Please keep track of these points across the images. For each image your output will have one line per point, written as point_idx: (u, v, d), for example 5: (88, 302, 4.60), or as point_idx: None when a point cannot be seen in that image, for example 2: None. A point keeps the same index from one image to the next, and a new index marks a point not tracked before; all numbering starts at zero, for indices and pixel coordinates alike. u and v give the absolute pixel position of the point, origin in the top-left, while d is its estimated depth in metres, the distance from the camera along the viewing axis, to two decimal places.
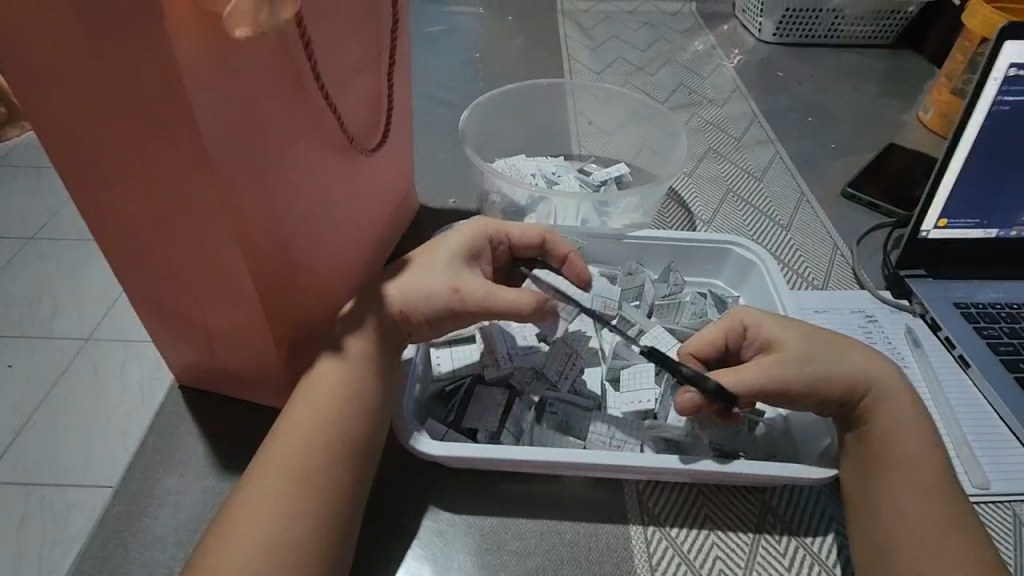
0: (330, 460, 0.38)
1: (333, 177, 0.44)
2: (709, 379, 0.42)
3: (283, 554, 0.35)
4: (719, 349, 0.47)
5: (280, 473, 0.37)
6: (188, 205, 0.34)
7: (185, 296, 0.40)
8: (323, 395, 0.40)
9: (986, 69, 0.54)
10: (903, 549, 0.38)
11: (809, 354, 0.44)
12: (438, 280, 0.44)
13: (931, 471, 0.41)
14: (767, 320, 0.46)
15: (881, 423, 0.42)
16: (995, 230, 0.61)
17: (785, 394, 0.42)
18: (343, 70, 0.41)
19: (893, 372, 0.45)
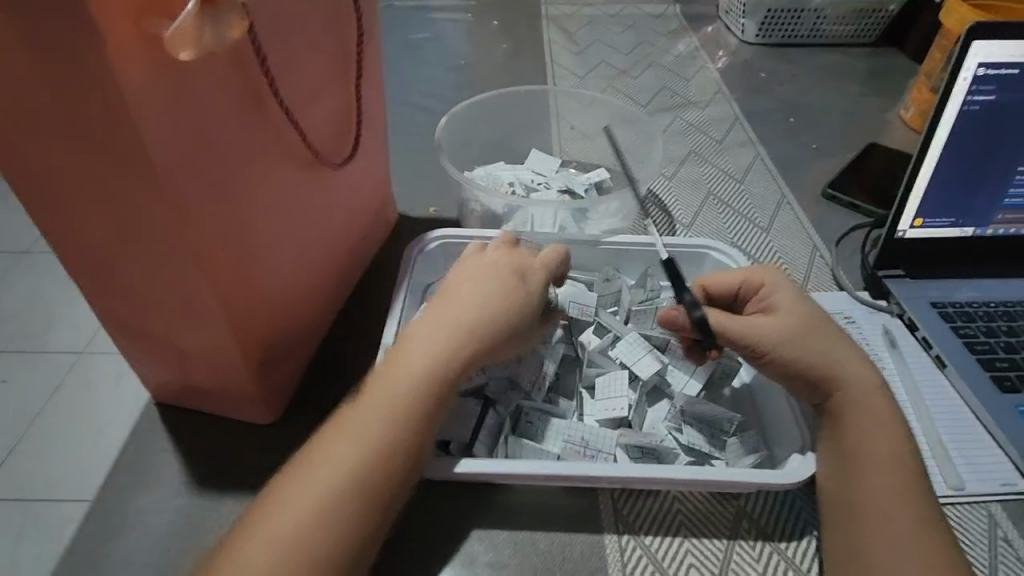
0: (358, 480, 0.36)
1: (300, 192, 0.44)
2: (698, 310, 0.46)
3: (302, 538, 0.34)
4: (730, 294, 0.49)
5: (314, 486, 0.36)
6: (149, 228, 0.34)
7: (154, 316, 0.40)
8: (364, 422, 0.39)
9: (956, 70, 0.54)
10: (872, 549, 0.38)
11: (799, 330, 0.45)
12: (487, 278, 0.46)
13: (907, 474, 0.40)
14: (780, 286, 0.48)
15: (853, 424, 0.42)
16: (971, 229, 0.61)
17: (756, 348, 0.45)
18: (305, 88, 0.41)
19: (871, 377, 0.44)
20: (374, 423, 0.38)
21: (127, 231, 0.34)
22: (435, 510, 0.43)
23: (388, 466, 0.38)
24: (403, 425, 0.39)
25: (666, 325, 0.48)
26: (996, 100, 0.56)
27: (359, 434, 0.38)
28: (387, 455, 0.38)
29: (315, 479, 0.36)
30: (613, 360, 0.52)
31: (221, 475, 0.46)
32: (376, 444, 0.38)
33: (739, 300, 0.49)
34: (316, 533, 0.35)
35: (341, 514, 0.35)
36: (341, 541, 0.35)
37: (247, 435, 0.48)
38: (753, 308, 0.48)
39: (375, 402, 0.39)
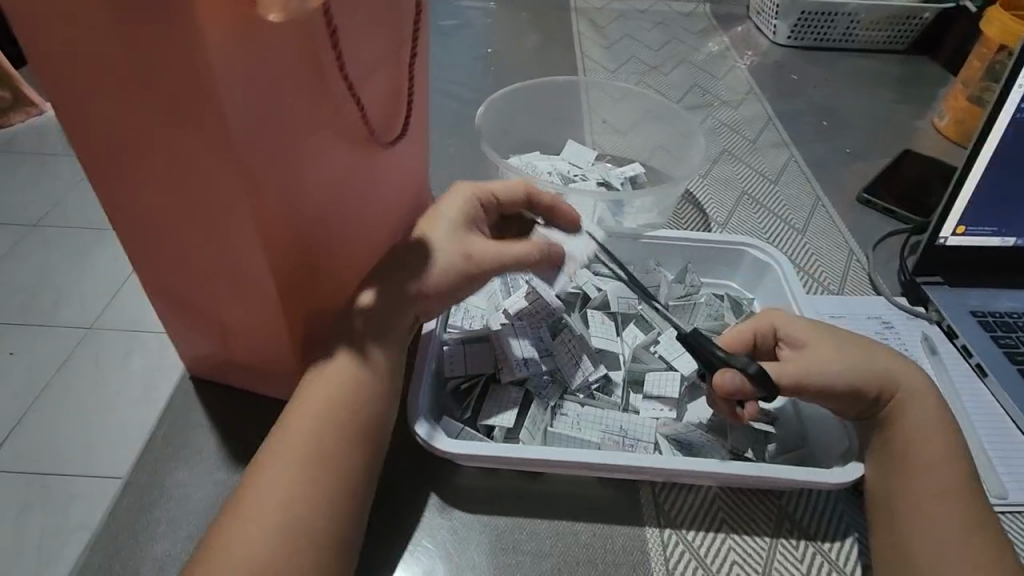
0: (324, 453, 0.38)
1: (353, 171, 0.44)
2: (751, 363, 0.42)
3: (289, 516, 0.36)
4: (749, 347, 0.46)
5: (293, 462, 0.37)
6: (211, 197, 0.33)
7: (203, 287, 0.40)
8: (323, 392, 0.40)
9: (1013, 75, 0.53)
10: (921, 557, 0.37)
11: (839, 352, 0.44)
12: (444, 239, 0.44)
13: (954, 481, 0.40)
14: (798, 323, 0.46)
15: (901, 432, 0.42)
16: (1012, 239, 0.60)
17: (810, 389, 0.43)
18: (365, 64, 0.41)
19: (921, 378, 0.44)
20: (332, 393, 0.40)
21: (189, 198, 0.34)
22: (477, 498, 0.43)
23: (348, 448, 0.39)
24: (348, 422, 0.40)
25: (727, 394, 0.41)
26: None
27: (311, 431, 0.38)
28: (351, 425, 0.40)
29: (279, 476, 0.37)
30: (654, 355, 0.51)
31: (258, 451, 0.46)
32: (335, 441, 0.39)
33: (761, 351, 0.47)
34: (292, 530, 0.35)
35: (317, 512, 0.36)
36: (318, 541, 0.36)
37: (284, 413, 0.48)
38: (779, 355, 0.46)
39: (328, 379, 0.41)
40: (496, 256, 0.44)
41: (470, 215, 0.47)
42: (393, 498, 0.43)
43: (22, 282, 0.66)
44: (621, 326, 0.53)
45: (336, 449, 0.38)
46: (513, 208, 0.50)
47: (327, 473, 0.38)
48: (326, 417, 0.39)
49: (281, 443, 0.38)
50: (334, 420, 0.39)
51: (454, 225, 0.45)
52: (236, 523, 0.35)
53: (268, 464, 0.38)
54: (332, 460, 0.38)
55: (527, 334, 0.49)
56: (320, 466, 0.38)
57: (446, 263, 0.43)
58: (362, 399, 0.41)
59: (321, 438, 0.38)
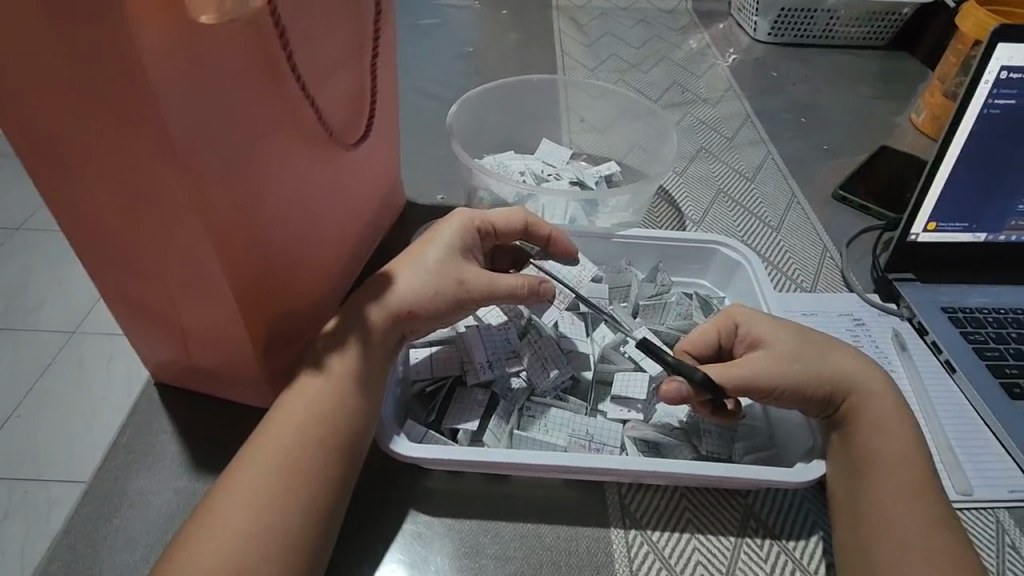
0: (299, 464, 0.38)
1: (314, 174, 0.43)
2: (697, 369, 0.41)
3: (257, 526, 0.35)
4: (713, 347, 0.46)
5: (266, 471, 0.37)
6: (160, 201, 0.33)
7: (160, 293, 0.39)
8: (303, 404, 0.40)
9: (979, 71, 0.53)
10: (883, 556, 0.37)
11: (798, 352, 0.44)
12: (440, 269, 0.45)
13: (914, 475, 0.40)
14: (759, 319, 0.46)
15: (862, 426, 0.42)
16: (984, 235, 0.60)
17: (763, 388, 0.42)
18: (322, 64, 0.40)
19: (879, 377, 0.45)
20: (314, 404, 0.40)
21: (139, 204, 0.33)
22: (442, 504, 0.43)
23: (326, 459, 0.39)
24: (328, 433, 0.39)
25: (671, 401, 0.42)
26: (1016, 104, 0.55)
27: (288, 441, 0.38)
28: (328, 435, 0.39)
29: (250, 484, 0.37)
30: (623, 356, 0.50)
31: (222, 456, 0.46)
32: (313, 452, 0.38)
33: (723, 350, 0.47)
34: (260, 536, 0.35)
35: (287, 521, 0.36)
36: (288, 547, 0.35)
37: (247, 417, 0.47)
38: (738, 353, 0.46)
39: (311, 389, 0.40)
40: (488, 287, 0.45)
41: (467, 244, 0.47)
42: (359, 503, 0.42)
43: (8, 285, 0.72)
44: (591, 327, 0.53)
45: (311, 461, 0.38)
46: (511, 239, 0.50)
47: (301, 482, 0.37)
48: (304, 429, 0.39)
49: (256, 453, 0.38)
50: (314, 432, 0.39)
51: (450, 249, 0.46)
52: (202, 531, 0.35)
53: (241, 473, 0.37)
54: (306, 470, 0.38)
55: (493, 335, 0.49)
56: (294, 474, 0.37)
57: (438, 288, 0.44)
58: (343, 412, 0.40)
59: (298, 448, 0.38)
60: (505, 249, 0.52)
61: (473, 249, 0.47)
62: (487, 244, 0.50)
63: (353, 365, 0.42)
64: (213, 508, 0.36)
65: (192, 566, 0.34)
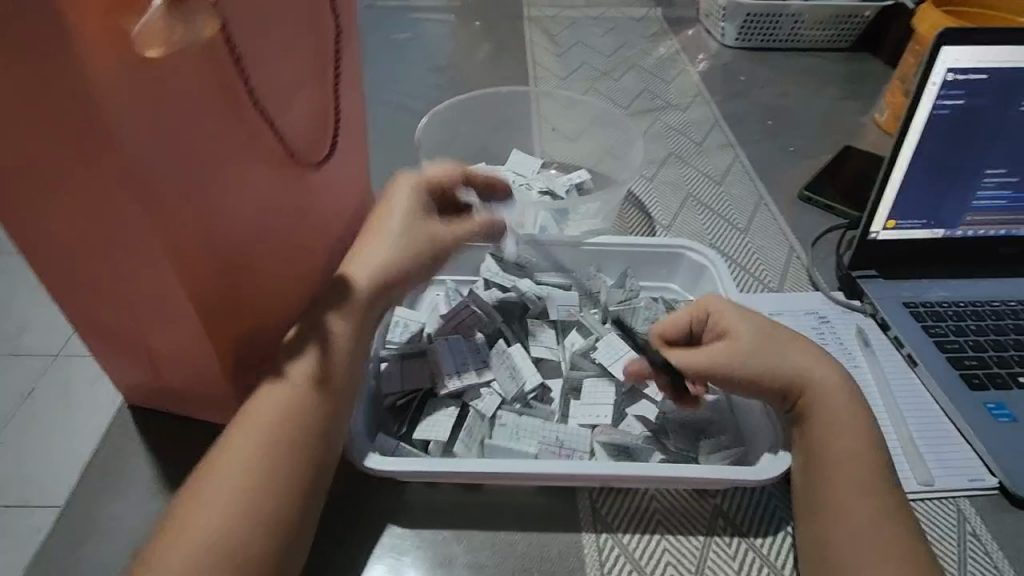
0: (266, 471, 0.38)
1: (277, 194, 0.44)
2: (658, 351, 0.45)
3: (221, 536, 0.35)
4: (685, 332, 0.48)
5: (231, 478, 0.37)
6: (119, 226, 0.33)
7: (126, 316, 0.39)
8: (270, 409, 0.40)
9: (926, 72, 0.55)
10: (840, 553, 0.38)
11: (758, 347, 0.45)
12: (413, 230, 0.48)
13: (870, 472, 0.41)
14: (729, 309, 0.47)
15: (819, 423, 0.43)
16: (941, 231, 0.62)
17: (719, 374, 0.44)
18: (280, 86, 0.41)
19: (836, 374, 0.45)
20: (279, 408, 0.40)
21: (98, 230, 0.34)
22: (417, 516, 0.43)
23: (293, 465, 0.38)
24: (292, 433, 0.39)
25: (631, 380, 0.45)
26: (964, 103, 0.57)
27: (253, 447, 0.38)
28: (295, 440, 0.39)
29: (219, 487, 0.37)
30: (592, 362, 0.51)
31: None
32: (280, 457, 0.38)
33: (695, 335, 0.48)
34: (225, 544, 0.35)
35: (252, 526, 0.36)
36: (256, 552, 0.36)
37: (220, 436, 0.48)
38: (707, 340, 0.47)
39: (278, 393, 0.40)
40: (459, 234, 0.49)
41: (426, 203, 0.50)
42: (333, 519, 0.43)
43: None
44: (562, 334, 0.54)
45: (278, 465, 0.38)
46: (455, 188, 0.52)
47: (266, 488, 0.37)
48: (271, 433, 0.39)
49: (223, 455, 0.38)
50: (280, 436, 0.39)
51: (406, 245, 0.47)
52: (171, 538, 0.35)
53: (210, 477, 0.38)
54: (274, 475, 0.38)
55: (462, 345, 0.50)
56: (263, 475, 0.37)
57: (414, 249, 0.47)
58: (308, 416, 0.40)
59: (264, 454, 0.38)
60: (445, 199, 0.52)
61: (433, 207, 0.50)
62: (438, 201, 0.51)
63: (317, 366, 0.42)
64: (179, 517, 0.36)
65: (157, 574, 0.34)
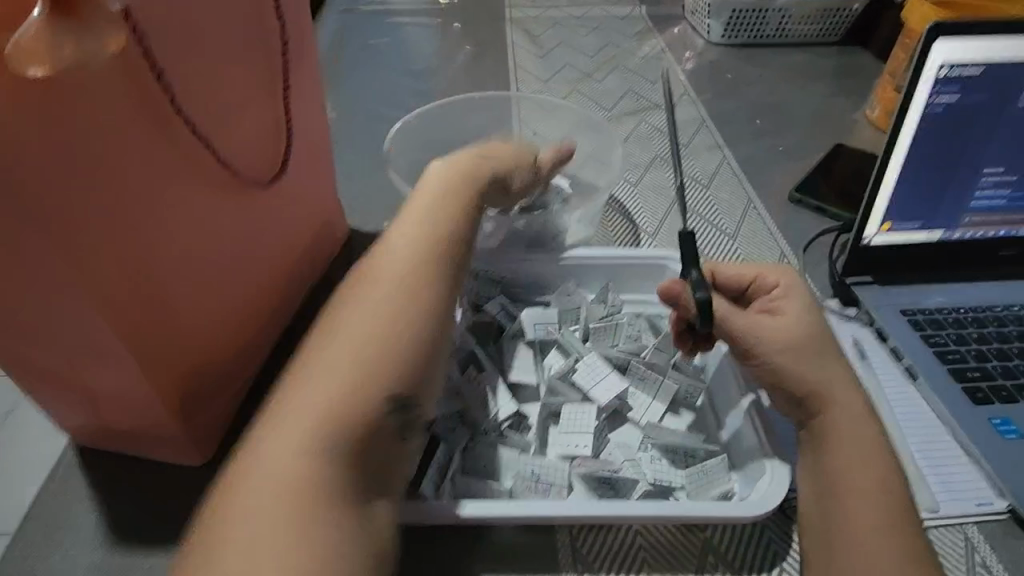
0: (376, 369, 0.35)
1: (221, 216, 0.40)
2: (702, 290, 0.43)
3: (328, 430, 0.33)
4: (738, 289, 0.47)
5: (337, 370, 0.35)
6: (26, 263, 0.30)
7: (51, 356, 0.36)
8: (376, 309, 0.37)
9: (919, 68, 0.52)
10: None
11: (804, 341, 0.43)
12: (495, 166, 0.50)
13: (893, 508, 0.37)
14: (796, 290, 0.45)
15: (838, 448, 0.40)
16: (939, 232, 0.59)
17: (751, 342, 0.43)
18: (217, 101, 0.38)
19: (859, 399, 0.42)
20: (387, 310, 0.37)
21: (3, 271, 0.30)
22: None
23: (398, 372, 0.36)
24: (392, 349, 0.36)
25: (666, 298, 0.45)
26: (959, 100, 0.54)
27: (357, 343, 0.36)
28: (401, 343, 0.36)
29: (315, 405, 0.34)
30: (571, 386, 0.48)
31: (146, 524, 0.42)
32: (388, 359, 0.36)
33: (745, 296, 0.47)
34: (329, 434, 0.33)
35: (355, 419, 0.34)
36: (353, 445, 0.34)
37: (172, 478, 0.44)
38: (756, 308, 0.46)
39: (381, 295, 0.38)
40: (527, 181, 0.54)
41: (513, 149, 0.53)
42: None
43: None
44: (540, 355, 0.51)
45: (387, 364, 0.36)
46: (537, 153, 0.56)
47: (372, 387, 0.35)
48: (377, 336, 0.36)
49: (314, 369, 0.35)
50: (386, 339, 0.36)
51: (445, 198, 0.45)
52: (275, 423, 0.34)
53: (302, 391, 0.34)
54: (378, 375, 0.35)
55: None
56: (358, 396, 0.34)
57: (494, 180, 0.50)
58: (414, 323, 0.37)
59: (370, 352, 0.36)
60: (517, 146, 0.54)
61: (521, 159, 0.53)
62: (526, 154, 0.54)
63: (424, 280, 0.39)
64: (283, 405, 0.35)
65: (263, 461, 0.32)
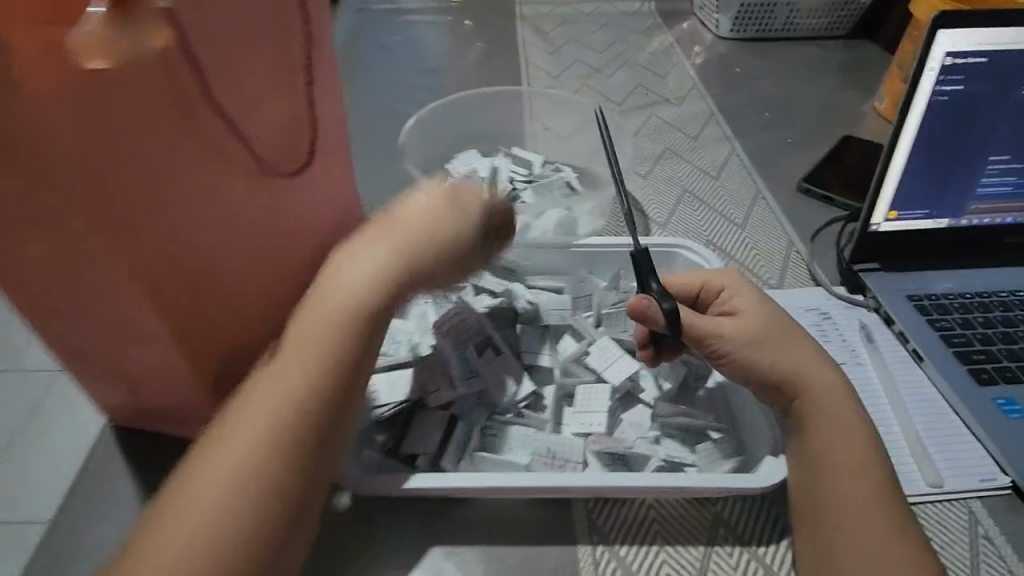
0: (274, 449, 0.33)
1: (252, 206, 0.42)
2: (668, 301, 0.43)
3: (218, 523, 0.31)
4: (693, 295, 0.48)
5: (229, 456, 0.33)
6: (81, 250, 0.32)
7: (96, 338, 0.38)
8: (276, 385, 0.35)
9: (923, 58, 0.53)
10: (843, 556, 0.38)
11: (764, 333, 0.44)
12: (433, 214, 0.41)
13: (874, 482, 0.40)
14: (744, 290, 0.47)
15: (816, 428, 0.41)
16: (945, 220, 0.60)
17: (717, 345, 0.44)
18: (249, 95, 0.40)
19: (835, 376, 0.44)
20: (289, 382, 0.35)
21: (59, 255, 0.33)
22: (411, 537, 0.42)
23: (296, 452, 0.34)
24: (292, 427, 0.34)
25: (636, 315, 0.43)
26: (963, 89, 0.55)
27: (255, 423, 0.34)
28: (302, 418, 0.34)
29: (234, 443, 0.33)
30: (585, 367, 0.50)
31: None
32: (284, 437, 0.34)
33: (702, 302, 0.48)
34: (213, 526, 0.31)
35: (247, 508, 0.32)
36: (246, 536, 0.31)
37: None
38: (713, 311, 0.47)
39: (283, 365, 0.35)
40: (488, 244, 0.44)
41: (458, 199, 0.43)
42: (328, 539, 0.41)
43: None
44: (555, 339, 0.53)
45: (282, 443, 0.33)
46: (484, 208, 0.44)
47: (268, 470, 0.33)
48: (273, 415, 0.34)
49: (211, 452, 0.33)
50: (282, 419, 0.34)
51: (368, 257, 0.39)
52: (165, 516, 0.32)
53: (226, 428, 0.34)
54: (275, 456, 0.33)
55: (450, 355, 0.48)
56: (250, 487, 0.32)
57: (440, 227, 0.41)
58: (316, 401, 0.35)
59: (268, 433, 0.33)
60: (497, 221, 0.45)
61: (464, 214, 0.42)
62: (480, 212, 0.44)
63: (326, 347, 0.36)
64: (175, 491, 0.32)
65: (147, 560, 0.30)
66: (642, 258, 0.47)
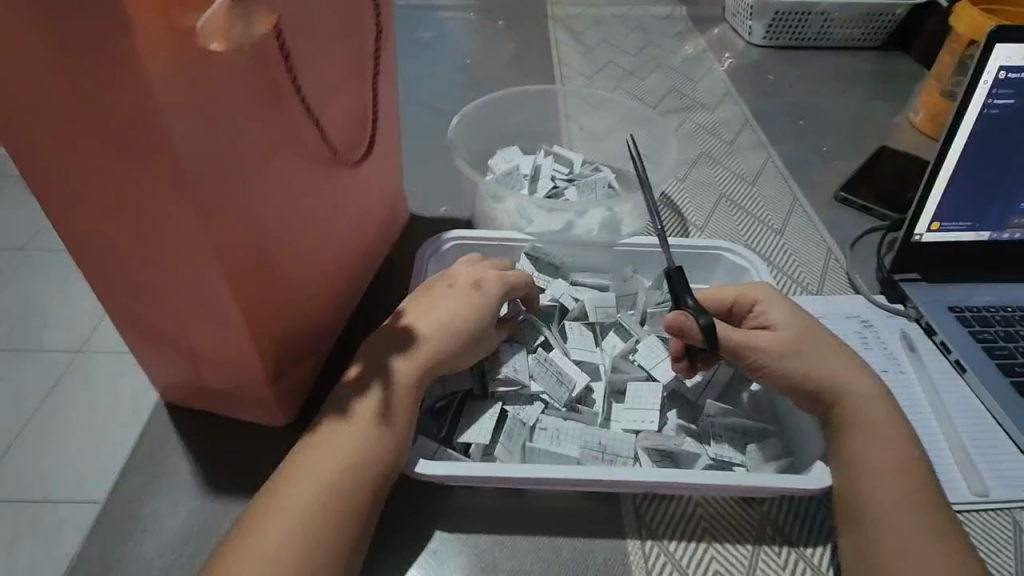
0: (325, 519, 0.36)
1: (317, 192, 0.43)
2: (704, 317, 0.44)
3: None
4: (725, 309, 0.48)
5: (283, 525, 0.36)
6: (174, 234, 0.33)
7: (168, 320, 0.39)
8: (329, 463, 0.38)
9: (977, 71, 0.53)
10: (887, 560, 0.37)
11: (801, 343, 0.45)
12: (464, 304, 0.46)
13: (912, 490, 0.40)
14: (777, 301, 0.48)
15: (856, 434, 0.42)
16: (987, 233, 0.60)
17: (751, 358, 0.45)
18: (323, 83, 0.41)
19: (869, 383, 0.45)
20: (336, 463, 0.38)
21: (150, 233, 0.33)
22: (462, 523, 0.42)
23: (344, 523, 0.37)
24: (341, 498, 0.37)
25: (671, 329, 0.45)
26: (1014, 103, 0.55)
27: (308, 494, 0.37)
28: (350, 488, 0.38)
29: (307, 491, 0.37)
30: (634, 364, 0.51)
31: (237, 474, 0.45)
32: (330, 512, 0.37)
33: (734, 317, 0.49)
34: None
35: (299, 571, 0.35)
36: None
37: (257, 436, 0.47)
38: (748, 325, 0.48)
39: (334, 448, 0.39)
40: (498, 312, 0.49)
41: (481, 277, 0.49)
42: (384, 523, 0.42)
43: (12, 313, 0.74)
44: (600, 336, 0.54)
45: (329, 513, 0.37)
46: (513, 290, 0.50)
47: (317, 541, 0.36)
48: (323, 491, 0.37)
49: (265, 520, 0.36)
50: (332, 495, 0.37)
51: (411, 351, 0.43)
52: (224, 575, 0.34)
53: (290, 486, 0.38)
54: (321, 528, 0.36)
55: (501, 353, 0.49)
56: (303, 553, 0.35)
57: (468, 314, 0.46)
58: (366, 477, 0.38)
59: (318, 501, 0.37)
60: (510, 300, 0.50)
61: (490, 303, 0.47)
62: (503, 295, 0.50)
63: (378, 441, 0.39)
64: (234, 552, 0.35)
65: None
66: (675, 279, 0.48)
